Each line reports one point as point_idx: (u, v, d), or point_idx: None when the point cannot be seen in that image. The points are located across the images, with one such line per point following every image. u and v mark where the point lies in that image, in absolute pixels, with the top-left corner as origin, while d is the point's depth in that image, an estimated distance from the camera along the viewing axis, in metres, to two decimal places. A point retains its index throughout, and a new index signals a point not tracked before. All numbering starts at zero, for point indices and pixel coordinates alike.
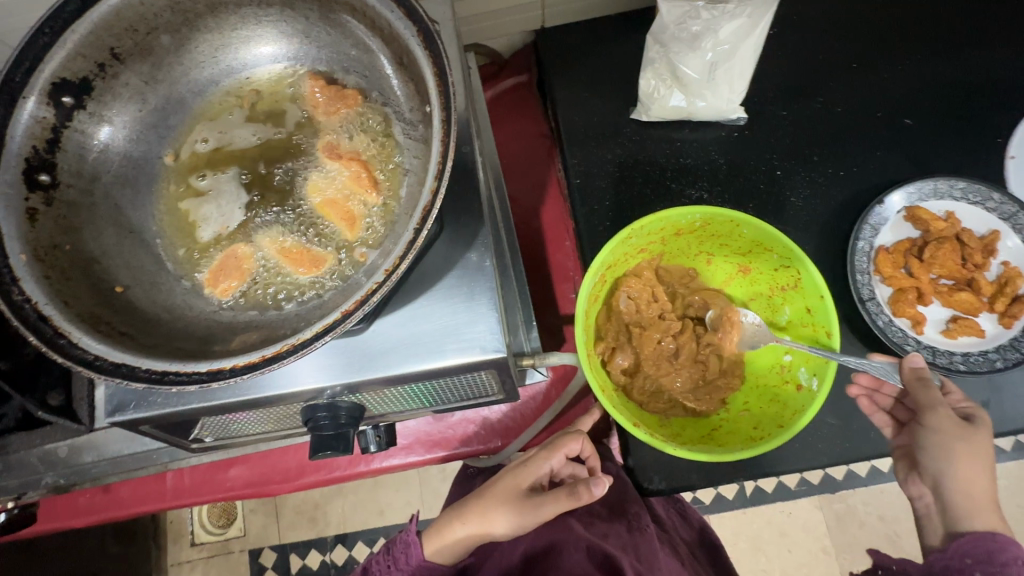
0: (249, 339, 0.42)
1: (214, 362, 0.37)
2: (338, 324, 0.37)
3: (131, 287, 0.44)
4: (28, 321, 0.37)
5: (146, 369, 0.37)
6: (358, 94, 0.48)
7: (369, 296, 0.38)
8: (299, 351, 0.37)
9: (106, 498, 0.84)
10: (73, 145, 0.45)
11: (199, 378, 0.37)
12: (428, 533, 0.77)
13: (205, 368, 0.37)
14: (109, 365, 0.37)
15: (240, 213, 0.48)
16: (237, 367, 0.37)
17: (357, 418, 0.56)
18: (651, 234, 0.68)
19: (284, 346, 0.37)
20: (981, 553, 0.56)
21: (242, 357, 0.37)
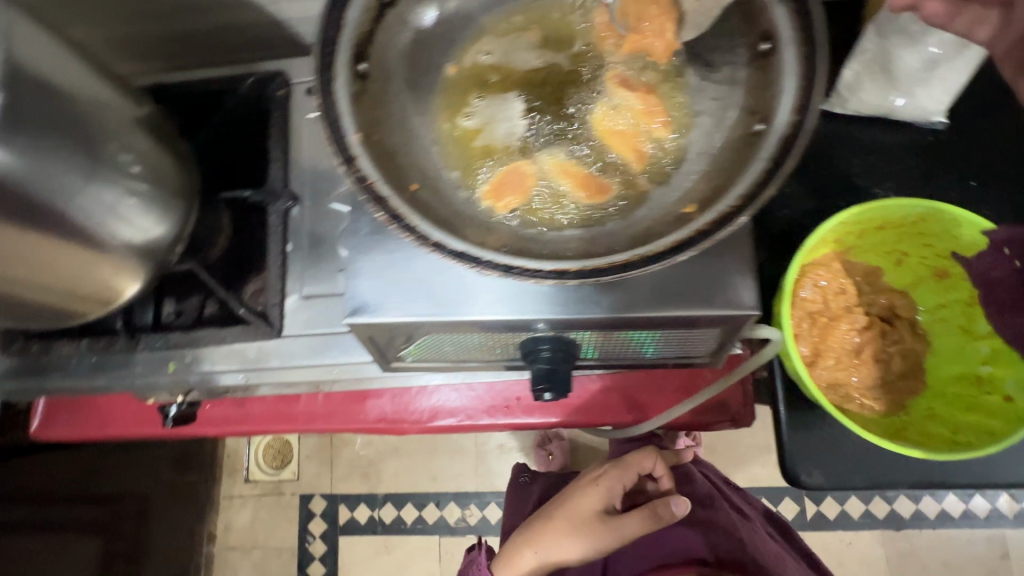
0: (551, 251, 0.42)
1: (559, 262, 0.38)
2: (690, 243, 0.38)
3: (421, 188, 0.44)
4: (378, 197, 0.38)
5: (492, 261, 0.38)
6: (652, 29, 0.48)
7: (709, 222, 0.38)
8: (653, 263, 0.37)
9: (241, 412, 0.88)
10: (381, 40, 0.45)
11: (545, 277, 0.38)
12: (501, 563, 0.97)
13: (552, 269, 0.37)
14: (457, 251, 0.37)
15: (522, 133, 0.48)
16: (584, 270, 0.38)
17: (572, 358, 0.56)
18: (857, 223, 0.67)
19: (634, 258, 0.38)
20: None
21: (586, 263, 0.38)
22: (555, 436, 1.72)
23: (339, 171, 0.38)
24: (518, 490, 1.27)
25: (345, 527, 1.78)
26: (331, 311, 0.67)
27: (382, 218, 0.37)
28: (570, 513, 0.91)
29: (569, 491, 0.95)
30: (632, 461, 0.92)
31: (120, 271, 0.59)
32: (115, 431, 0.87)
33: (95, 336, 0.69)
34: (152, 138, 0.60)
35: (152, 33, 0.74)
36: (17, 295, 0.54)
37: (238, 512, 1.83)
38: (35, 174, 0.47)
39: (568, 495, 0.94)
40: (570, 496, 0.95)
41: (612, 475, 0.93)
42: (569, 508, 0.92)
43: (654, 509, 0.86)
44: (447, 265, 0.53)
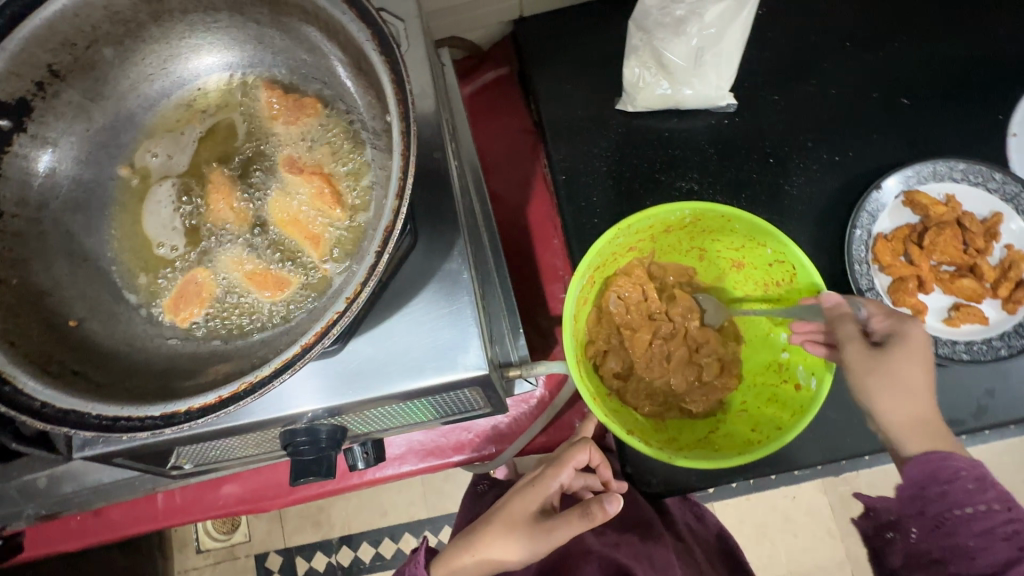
0: (219, 372, 0.40)
1: (168, 404, 0.35)
2: (298, 359, 0.35)
3: (87, 320, 0.42)
4: None
5: (96, 416, 0.35)
6: (318, 101, 0.45)
7: (330, 325, 0.35)
8: (258, 391, 0.34)
9: (97, 522, 0.82)
10: (14, 172, 0.42)
11: (152, 423, 0.35)
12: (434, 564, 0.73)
13: (159, 413, 0.35)
14: (58, 412, 0.34)
15: (198, 235, 0.45)
16: (193, 409, 0.35)
17: (339, 440, 0.54)
18: (640, 231, 0.66)
19: (241, 386, 0.35)
20: (929, 475, 0.51)
21: (198, 398, 0.35)
22: None
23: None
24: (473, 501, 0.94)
25: None
26: None
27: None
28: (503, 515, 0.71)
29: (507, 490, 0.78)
30: (567, 455, 0.74)
31: None
32: None
33: None
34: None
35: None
36: None
37: None
38: None
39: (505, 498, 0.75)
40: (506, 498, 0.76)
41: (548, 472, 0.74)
42: (503, 509, 0.73)
43: (587, 505, 0.64)
44: None
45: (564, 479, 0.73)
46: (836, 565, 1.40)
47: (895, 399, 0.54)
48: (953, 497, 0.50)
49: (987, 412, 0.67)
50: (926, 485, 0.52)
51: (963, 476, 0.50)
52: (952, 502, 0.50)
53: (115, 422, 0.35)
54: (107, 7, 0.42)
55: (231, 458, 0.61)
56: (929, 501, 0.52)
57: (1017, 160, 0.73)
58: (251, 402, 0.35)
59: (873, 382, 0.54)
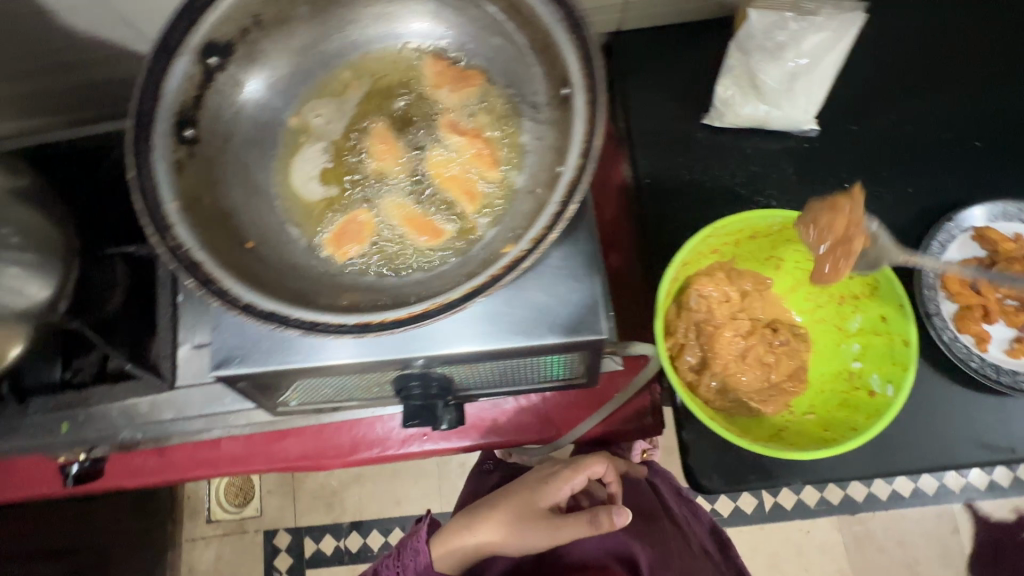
0: (384, 300, 0.43)
1: (364, 316, 0.40)
2: (483, 289, 0.40)
3: (261, 244, 0.46)
4: (187, 264, 0.39)
5: (298, 318, 0.39)
6: (481, 74, 0.50)
7: (510, 264, 0.41)
8: (449, 310, 0.39)
9: (160, 462, 0.87)
10: (213, 103, 0.47)
11: (349, 330, 0.40)
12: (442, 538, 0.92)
13: (355, 322, 0.39)
14: (265, 312, 0.39)
15: (361, 181, 0.50)
16: (389, 321, 0.40)
17: (444, 389, 0.58)
18: (728, 234, 0.70)
19: (432, 306, 0.40)
20: None
21: (392, 312, 0.40)
22: None
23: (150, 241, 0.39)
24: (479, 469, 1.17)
25: (312, 560, 1.76)
26: None
27: (194, 285, 0.38)
28: (515, 504, 0.89)
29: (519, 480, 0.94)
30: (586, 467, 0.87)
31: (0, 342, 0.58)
32: (30, 492, 0.86)
33: None
34: (31, 206, 0.61)
35: (40, 91, 0.75)
36: None
37: (201, 554, 1.79)
38: None
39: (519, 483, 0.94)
40: (517, 491, 0.91)
41: (565, 475, 0.90)
42: (515, 500, 0.89)
43: (596, 515, 0.82)
44: None
45: (575, 483, 0.90)
46: None
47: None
48: None
49: None
50: None
51: None
52: None
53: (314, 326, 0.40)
54: None
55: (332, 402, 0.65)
56: None
57: None
58: (437, 321, 0.40)
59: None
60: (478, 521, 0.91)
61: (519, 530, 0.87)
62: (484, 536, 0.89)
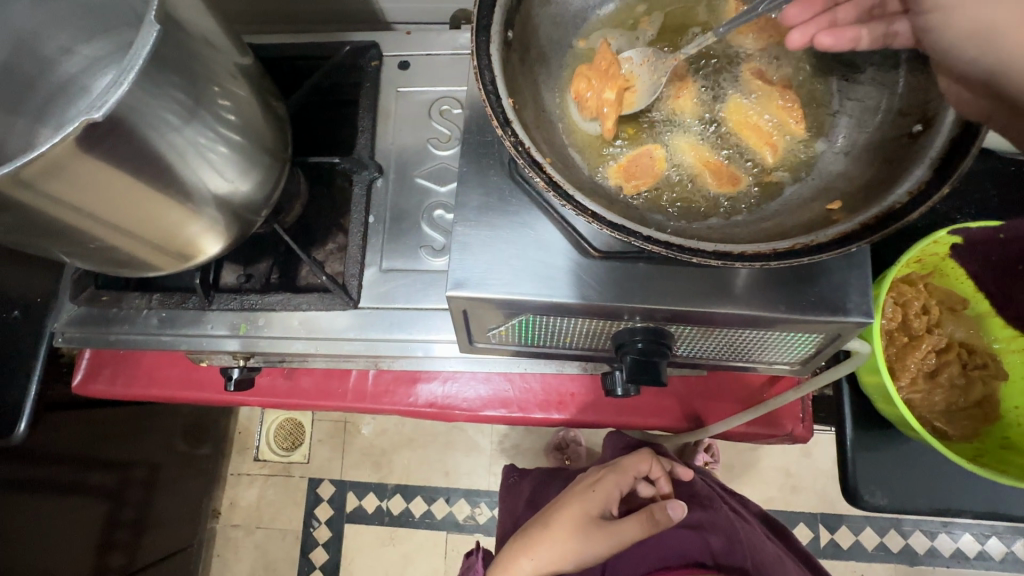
0: (703, 234, 0.41)
1: (718, 245, 0.38)
2: (853, 237, 0.37)
3: (557, 159, 0.43)
4: (532, 164, 0.38)
5: (648, 237, 0.38)
6: (788, 28, 0.49)
7: (881, 215, 0.37)
8: (819, 252, 0.37)
9: (287, 384, 0.86)
10: (528, 10, 0.45)
11: (703, 256, 0.38)
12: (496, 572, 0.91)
13: (712, 248, 0.38)
14: (614, 223, 0.38)
15: (649, 117, 0.47)
16: (744, 254, 0.38)
17: (664, 349, 0.55)
18: (948, 245, 0.66)
19: (798, 244, 0.37)
20: None
21: (747, 246, 0.38)
22: (574, 439, 1.59)
23: (498, 134, 0.38)
24: (508, 489, 1.25)
25: (352, 516, 1.62)
26: (409, 286, 0.67)
27: (541, 183, 0.38)
28: (568, 513, 0.89)
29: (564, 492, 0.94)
30: (626, 464, 0.94)
31: (203, 228, 0.58)
32: (157, 392, 0.85)
33: (167, 292, 0.69)
34: (251, 91, 0.58)
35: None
36: (107, 241, 0.52)
37: (246, 491, 1.65)
38: (154, 118, 0.45)
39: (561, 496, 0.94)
40: (566, 500, 0.92)
41: (609, 479, 0.92)
42: (566, 510, 0.89)
43: (652, 512, 0.85)
44: (553, 247, 0.52)
45: (623, 484, 0.92)
46: None
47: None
48: None
49: None
50: None
51: None
52: None
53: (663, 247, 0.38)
54: None
55: (531, 343, 0.63)
56: None
57: None
58: (798, 264, 0.38)
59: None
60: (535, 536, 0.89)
61: (577, 538, 0.87)
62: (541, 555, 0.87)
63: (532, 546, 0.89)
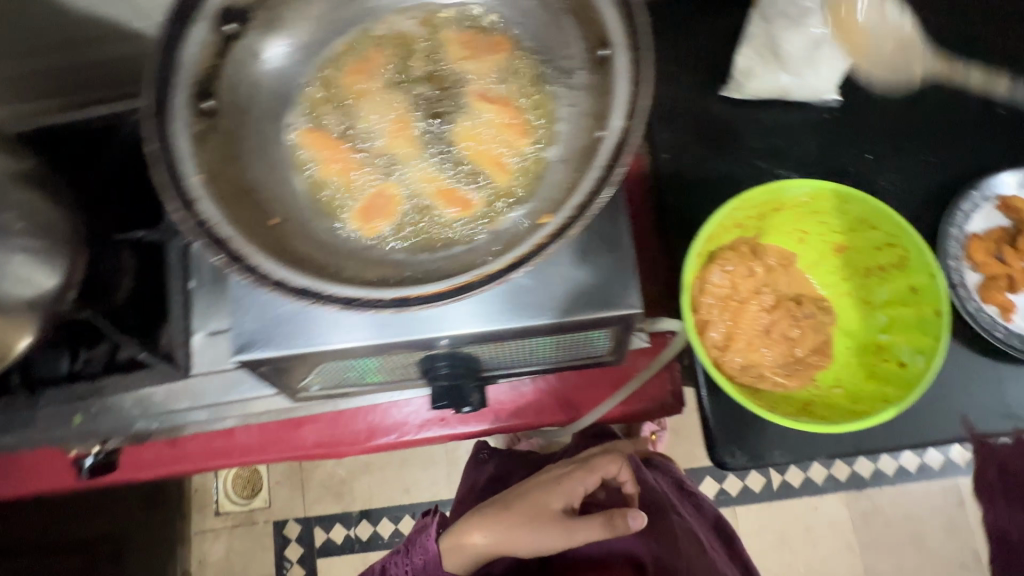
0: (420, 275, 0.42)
1: (399, 291, 0.38)
2: (524, 259, 0.38)
3: (285, 221, 0.44)
4: (215, 240, 0.37)
5: (334, 297, 0.37)
6: (508, 40, 0.48)
7: (552, 234, 0.38)
8: (485, 284, 0.38)
9: (174, 452, 0.85)
10: (228, 73, 0.44)
11: (385, 306, 0.38)
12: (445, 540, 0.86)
13: (391, 296, 0.38)
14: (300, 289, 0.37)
15: (383, 153, 0.47)
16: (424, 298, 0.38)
17: (472, 370, 0.57)
18: (753, 208, 0.69)
19: (473, 278, 0.38)
20: None
21: (428, 286, 0.39)
22: None
23: (175, 217, 0.37)
24: None
25: (323, 550, 1.62)
26: None
27: (222, 262, 0.37)
28: (524, 502, 0.82)
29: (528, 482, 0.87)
30: (595, 462, 0.84)
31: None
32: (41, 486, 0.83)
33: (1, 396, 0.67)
34: (37, 190, 0.56)
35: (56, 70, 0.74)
36: None
37: (213, 546, 1.64)
38: None
39: (527, 487, 0.85)
40: (527, 490, 0.84)
41: (575, 475, 0.84)
42: (524, 499, 0.83)
43: (610, 515, 0.75)
44: None
45: (589, 483, 0.84)
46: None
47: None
48: None
49: None
50: None
51: None
52: None
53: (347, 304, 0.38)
54: None
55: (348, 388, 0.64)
56: None
57: None
58: (477, 294, 0.39)
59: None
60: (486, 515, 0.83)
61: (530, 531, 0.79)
62: (493, 535, 0.82)
63: (484, 526, 0.82)
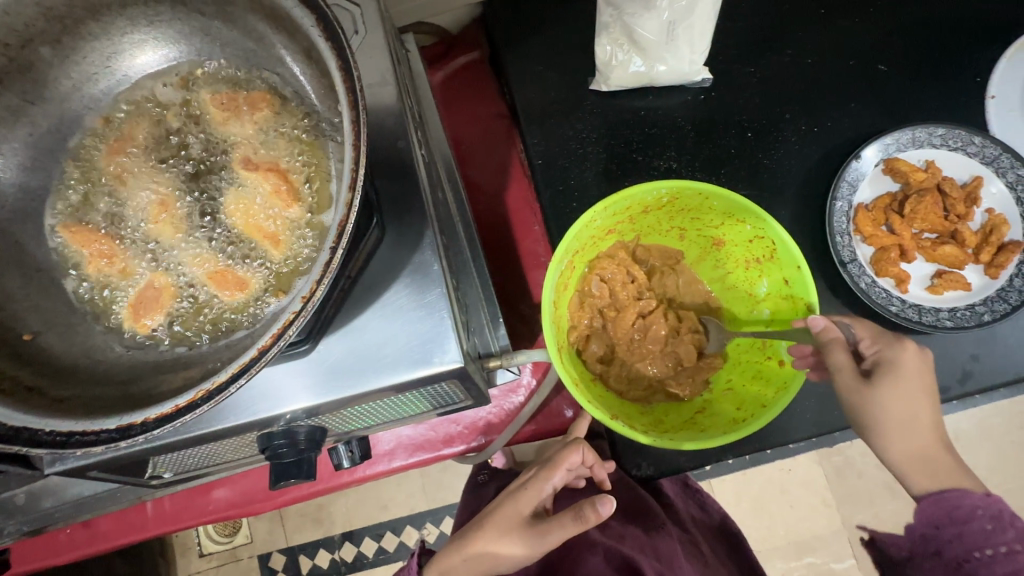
0: (187, 376, 0.39)
1: (124, 416, 0.34)
2: (255, 363, 0.33)
3: (42, 333, 0.40)
4: None
5: (50, 433, 0.33)
6: (269, 96, 0.44)
7: (287, 327, 0.34)
8: (214, 398, 0.33)
9: (85, 534, 0.81)
10: None
11: (109, 437, 0.34)
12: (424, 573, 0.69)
13: (115, 426, 0.34)
14: (9, 431, 0.33)
15: (150, 239, 0.43)
16: (150, 421, 0.33)
17: (319, 440, 0.53)
18: (618, 214, 0.64)
19: (198, 394, 0.33)
20: (942, 514, 0.54)
21: (155, 408, 0.34)
22: None
23: None
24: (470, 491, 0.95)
25: None
26: None
27: None
28: (496, 520, 0.66)
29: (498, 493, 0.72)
30: (557, 457, 0.68)
31: None
32: None
33: None
34: None
35: None
36: None
37: None
38: None
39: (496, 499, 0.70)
40: (498, 502, 0.70)
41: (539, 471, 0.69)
42: (496, 513, 0.67)
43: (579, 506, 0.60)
44: None
45: (557, 481, 0.68)
46: (834, 534, 1.21)
47: (891, 433, 0.55)
48: (970, 538, 0.53)
49: (971, 377, 0.68)
50: (942, 524, 0.54)
51: (981, 515, 0.53)
52: (968, 542, 0.53)
53: (71, 438, 0.34)
54: (41, 4, 0.40)
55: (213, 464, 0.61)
56: (941, 540, 0.54)
57: (997, 124, 0.72)
58: (209, 410, 0.34)
59: (883, 401, 0.55)
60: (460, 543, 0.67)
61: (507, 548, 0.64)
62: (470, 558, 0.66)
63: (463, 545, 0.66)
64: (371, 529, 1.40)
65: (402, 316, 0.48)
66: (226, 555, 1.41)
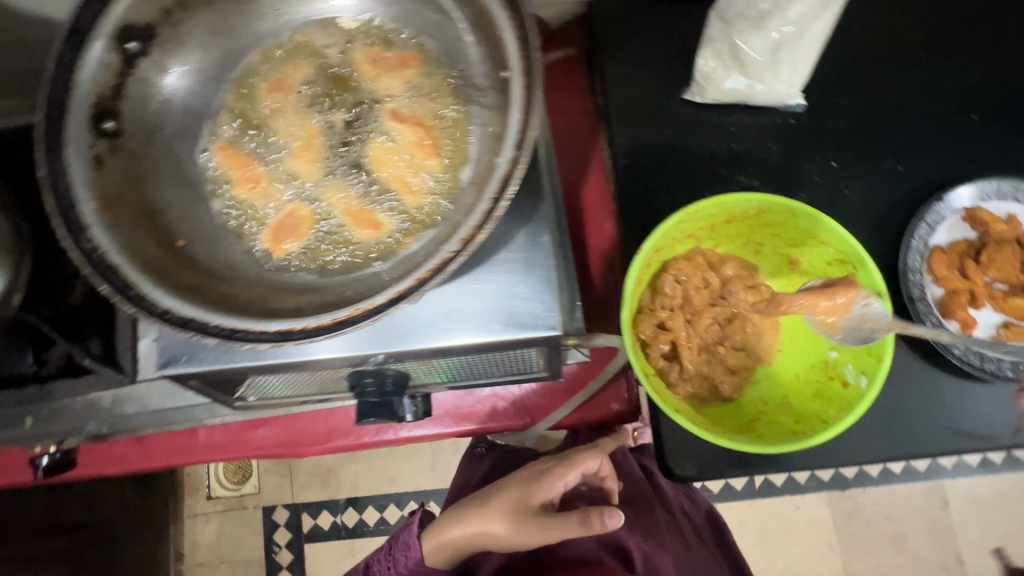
0: (321, 298, 0.42)
1: (284, 322, 0.37)
2: (411, 291, 0.36)
3: (192, 242, 0.43)
4: (100, 269, 0.37)
5: (215, 326, 0.37)
6: (421, 56, 0.47)
7: (443, 264, 0.37)
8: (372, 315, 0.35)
9: (138, 450, 0.85)
10: (137, 93, 0.44)
11: (268, 337, 0.37)
12: (426, 534, 0.74)
13: (275, 329, 0.37)
14: (179, 318, 0.37)
15: (296, 173, 0.47)
16: (308, 328, 0.37)
17: (401, 386, 0.57)
18: (704, 219, 0.67)
19: (356, 311, 0.36)
20: None
21: (312, 318, 0.37)
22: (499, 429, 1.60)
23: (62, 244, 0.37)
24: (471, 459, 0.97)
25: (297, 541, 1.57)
26: None
27: (104, 293, 0.37)
28: (500, 502, 0.68)
29: (505, 475, 0.74)
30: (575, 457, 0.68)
31: None
32: None
33: None
34: None
35: None
36: None
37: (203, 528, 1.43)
38: None
39: (506, 482, 0.71)
40: (506, 484, 0.71)
41: (552, 469, 0.69)
42: (502, 495, 0.69)
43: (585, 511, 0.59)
44: None
45: (569, 481, 0.68)
46: None
47: None
48: None
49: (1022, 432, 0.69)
50: None
51: None
52: None
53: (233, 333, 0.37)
54: None
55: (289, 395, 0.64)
56: None
57: None
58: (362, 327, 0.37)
59: None
60: (460, 516, 0.72)
61: (512, 528, 0.66)
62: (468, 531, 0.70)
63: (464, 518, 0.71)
64: (376, 499, 1.41)
65: (506, 279, 0.51)
66: (234, 502, 1.42)
